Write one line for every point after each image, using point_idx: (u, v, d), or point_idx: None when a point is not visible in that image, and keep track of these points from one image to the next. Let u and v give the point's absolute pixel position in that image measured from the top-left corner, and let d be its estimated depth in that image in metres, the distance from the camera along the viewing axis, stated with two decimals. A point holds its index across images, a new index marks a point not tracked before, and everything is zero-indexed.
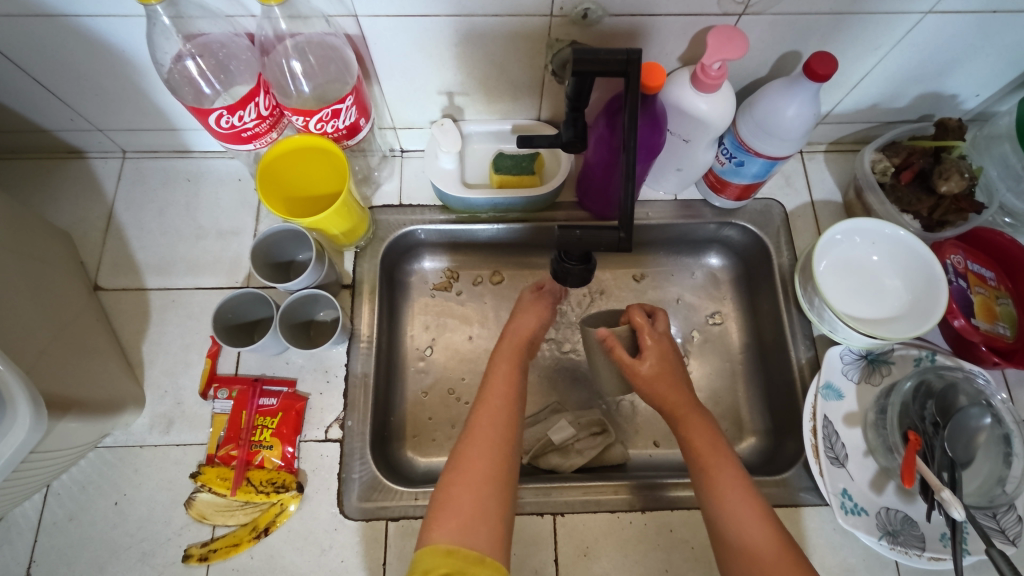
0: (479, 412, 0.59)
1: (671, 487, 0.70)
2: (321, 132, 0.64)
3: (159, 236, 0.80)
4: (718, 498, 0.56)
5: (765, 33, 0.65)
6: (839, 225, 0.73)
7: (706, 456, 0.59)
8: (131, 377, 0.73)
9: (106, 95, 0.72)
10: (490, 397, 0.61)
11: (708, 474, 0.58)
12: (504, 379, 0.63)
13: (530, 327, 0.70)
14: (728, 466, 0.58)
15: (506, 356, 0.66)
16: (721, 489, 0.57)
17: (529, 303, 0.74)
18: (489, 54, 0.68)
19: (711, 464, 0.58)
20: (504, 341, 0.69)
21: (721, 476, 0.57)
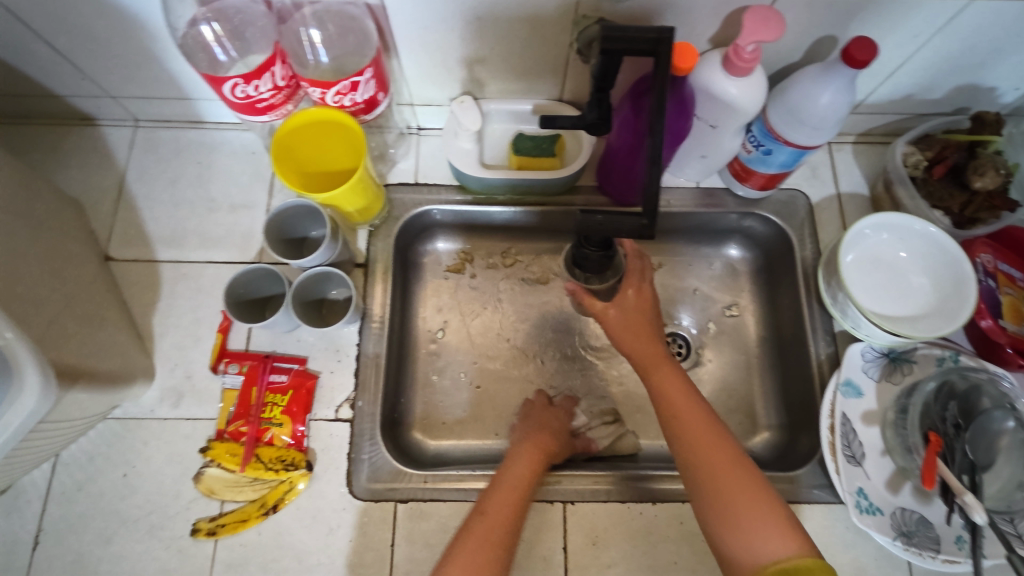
0: (490, 501, 0.59)
1: (655, 479, 0.70)
2: (338, 105, 0.62)
3: (171, 208, 0.79)
4: (697, 457, 0.57)
5: (802, 15, 0.62)
6: (868, 219, 0.71)
7: (682, 410, 0.59)
8: (141, 350, 0.72)
9: (118, 61, 0.70)
10: (504, 489, 0.60)
11: (686, 435, 0.58)
12: (520, 477, 0.62)
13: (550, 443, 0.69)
14: (707, 430, 0.58)
15: (524, 455, 0.65)
16: (701, 450, 0.57)
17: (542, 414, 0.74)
18: (514, 29, 0.65)
19: (687, 423, 0.58)
20: (524, 445, 0.67)
21: (701, 438, 0.57)
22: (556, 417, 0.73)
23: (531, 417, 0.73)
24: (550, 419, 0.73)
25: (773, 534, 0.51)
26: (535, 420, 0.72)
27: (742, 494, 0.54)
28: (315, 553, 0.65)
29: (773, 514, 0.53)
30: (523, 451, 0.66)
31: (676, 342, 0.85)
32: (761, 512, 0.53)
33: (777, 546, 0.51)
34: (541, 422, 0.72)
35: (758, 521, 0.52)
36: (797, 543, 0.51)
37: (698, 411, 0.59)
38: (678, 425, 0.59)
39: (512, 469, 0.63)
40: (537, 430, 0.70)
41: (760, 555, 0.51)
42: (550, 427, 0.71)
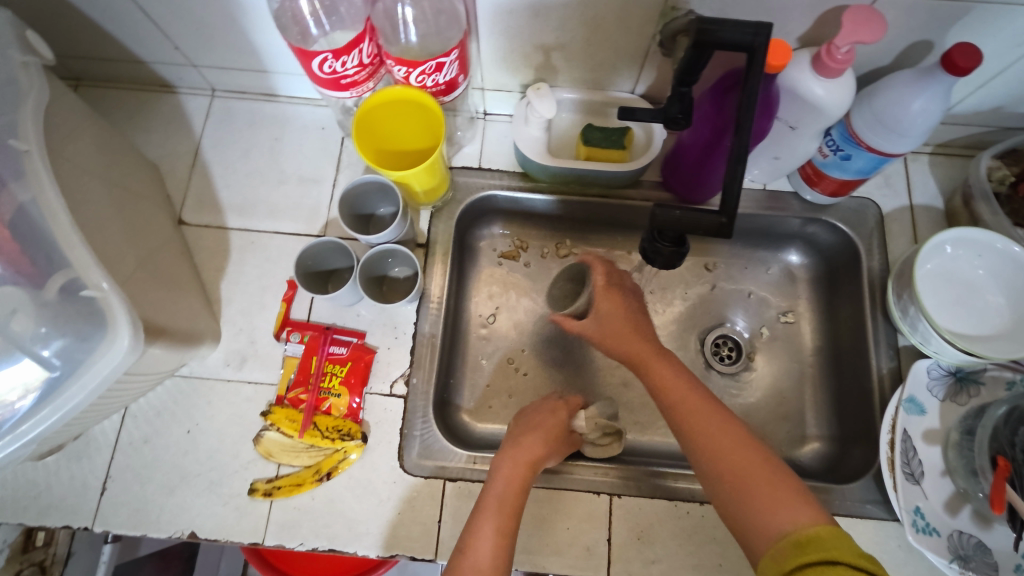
0: (479, 520, 0.55)
1: (671, 477, 0.70)
2: (421, 86, 0.64)
3: (242, 177, 0.81)
4: (699, 440, 0.56)
5: (901, 17, 0.60)
6: (948, 233, 0.69)
7: (679, 399, 0.59)
8: (209, 312, 0.74)
9: (206, 31, 0.72)
10: (493, 509, 0.56)
11: (687, 418, 0.57)
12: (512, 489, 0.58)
13: (537, 449, 0.62)
14: (705, 411, 0.57)
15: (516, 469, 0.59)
16: (704, 431, 0.56)
17: (536, 413, 0.67)
18: (598, 18, 0.65)
19: (687, 409, 0.58)
20: (506, 455, 0.61)
21: (701, 420, 0.57)
22: (551, 416, 0.66)
23: (529, 413, 0.67)
24: (544, 418, 0.66)
25: (783, 504, 0.49)
26: (530, 421, 0.65)
27: (748, 467, 0.53)
28: (364, 522, 0.67)
29: (782, 485, 0.51)
30: (506, 462, 0.60)
31: (727, 344, 0.85)
32: (770, 484, 0.51)
33: (789, 512, 0.49)
34: (534, 422, 0.65)
35: (767, 489, 0.51)
36: (811, 510, 0.49)
37: (697, 395, 0.59)
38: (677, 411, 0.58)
39: (501, 480, 0.59)
40: (529, 431, 0.64)
41: (774, 524, 0.49)
42: (544, 428, 0.64)
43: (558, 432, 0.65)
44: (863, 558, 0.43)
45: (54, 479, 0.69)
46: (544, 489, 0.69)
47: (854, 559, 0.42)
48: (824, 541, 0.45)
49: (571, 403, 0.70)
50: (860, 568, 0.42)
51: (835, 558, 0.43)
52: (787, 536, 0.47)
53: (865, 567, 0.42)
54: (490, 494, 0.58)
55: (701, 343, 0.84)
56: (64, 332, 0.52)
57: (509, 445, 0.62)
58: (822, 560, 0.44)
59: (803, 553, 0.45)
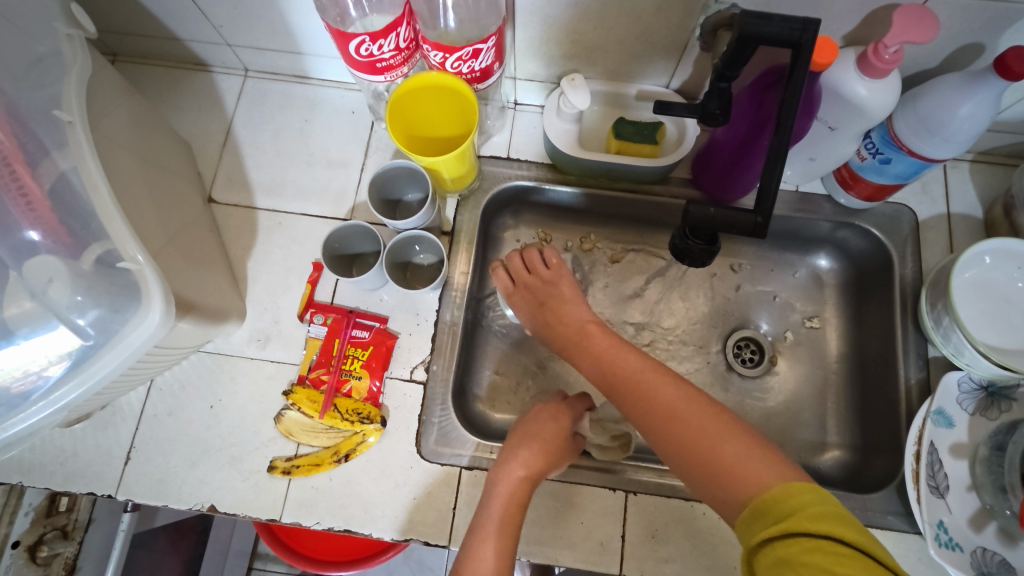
0: (477, 544, 0.54)
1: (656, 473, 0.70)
2: (455, 71, 0.63)
3: (272, 158, 0.82)
4: (647, 412, 0.54)
5: (954, 18, 0.58)
6: (988, 243, 0.67)
7: (620, 376, 0.58)
8: (235, 291, 0.75)
9: (243, 11, 0.72)
10: (489, 533, 0.55)
11: (630, 393, 0.57)
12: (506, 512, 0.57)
13: (535, 463, 0.61)
14: (647, 382, 0.56)
15: (511, 489, 0.59)
16: (647, 402, 0.55)
17: (535, 419, 0.66)
18: (638, 9, 0.64)
19: (628, 383, 0.57)
20: (500, 470, 0.61)
21: (644, 392, 0.55)
22: (552, 426, 0.64)
23: (530, 420, 0.66)
24: (545, 429, 0.64)
25: (739, 465, 0.47)
26: (529, 431, 0.64)
27: (698, 431, 0.50)
28: (380, 505, 0.68)
29: (738, 444, 0.48)
30: (500, 476, 0.60)
31: (750, 347, 0.84)
32: (724, 444, 0.49)
33: (747, 471, 0.46)
34: (532, 432, 0.64)
35: (722, 448, 0.49)
36: (767, 467, 0.46)
37: (633, 366, 0.58)
38: (622, 387, 0.58)
39: (495, 501, 0.58)
40: (526, 443, 0.62)
41: (732, 486, 0.46)
42: (543, 439, 0.63)
43: (558, 443, 0.63)
44: (820, 520, 0.40)
45: (80, 447, 0.70)
46: (558, 482, 0.69)
47: (809, 526, 0.39)
48: (784, 503, 0.42)
49: (576, 406, 0.69)
50: (821, 535, 0.39)
51: (792, 525, 0.40)
52: (749, 498, 0.45)
53: (825, 532, 0.39)
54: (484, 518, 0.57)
55: (723, 344, 0.83)
56: (98, 302, 0.53)
57: (504, 460, 0.61)
58: (783, 532, 0.41)
59: (765, 517, 0.43)
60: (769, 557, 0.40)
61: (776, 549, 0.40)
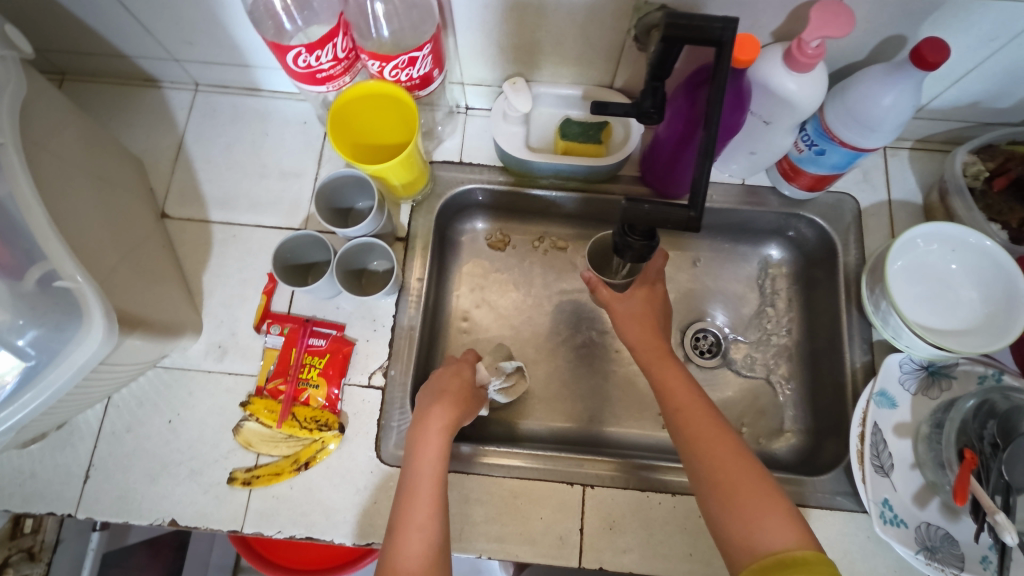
0: (410, 504, 0.57)
1: (659, 469, 0.71)
2: (394, 80, 0.64)
3: (224, 171, 0.82)
4: (698, 445, 0.58)
5: (871, 13, 0.61)
6: (921, 228, 0.69)
7: (683, 404, 0.61)
8: (191, 305, 0.75)
9: (185, 25, 0.72)
10: (420, 491, 0.58)
11: (685, 423, 0.59)
12: (431, 464, 0.60)
13: (450, 415, 0.64)
14: (708, 420, 0.59)
15: (432, 440, 0.61)
16: (702, 438, 0.58)
17: (445, 374, 0.69)
18: (572, 12, 0.65)
19: (687, 412, 0.60)
20: (420, 421, 0.63)
21: (702, 427, 0.58)
22: (459, 380, 0.68)
23: (436, 382, 0.68)
24: (452, 386, 0.68)
25: (772, 524, 0.52)
26: (436, 389, 0.67)
27: (746, 485, 0.54)
28: (341, 510, 0.68)
29: (772, 503, 0.53)
30: (421, 435, 0.62)
31: (706, 338, 0.85)
32: (761, 501, 0.53)
33: (777, 534, 0.51)
34: (440, 390, 0.67)
35: (759, 508, 0.53)
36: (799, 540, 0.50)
37: (697, 399, 0.61)
38: (681, 413, 0.60)
39: (421, 458, 0.60)
40: (436, 400, 0.65)
41: (756, 540, 0.51)
42: (450, 395, 0.66)
43: (464, 395, 0.67)
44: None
45: (38, 467, 0.70)
46: (517, 480, 0.70)
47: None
48: (809, 565, 0.48)
49: (470, 359, 0.73)
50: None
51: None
52: (771, 555, 0.50)
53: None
54: (414, 477, 0.59)
55: (680, 336, 0.85)
56: (40, 323, 0.54)
57: (420, 419, 0.64)
58: None
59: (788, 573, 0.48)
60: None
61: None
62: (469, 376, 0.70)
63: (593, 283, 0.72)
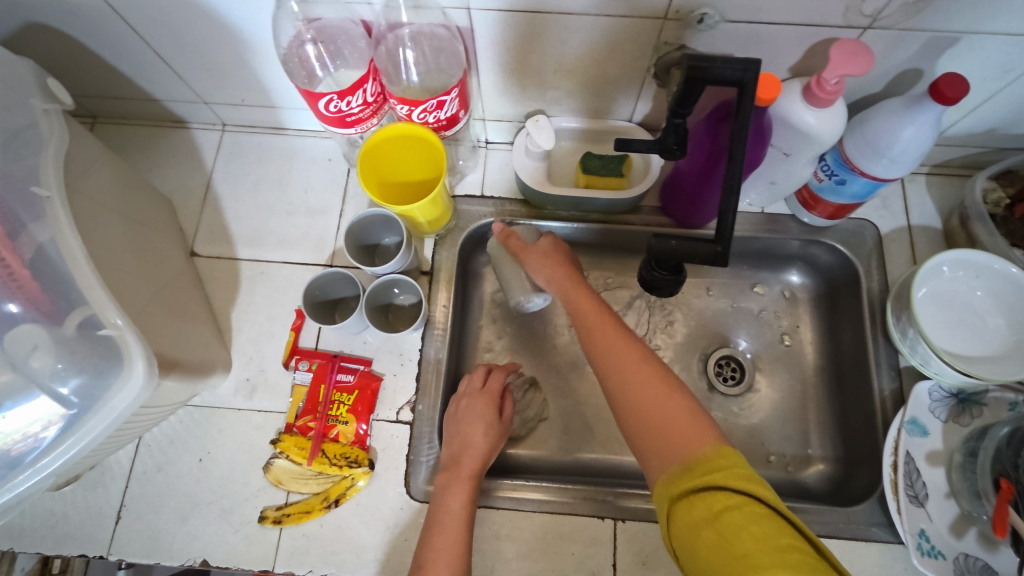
0: (431, 549, 0.59)
1: (621, 495, 0.70)
2: (422, 122, 0.65)
3: (251, 209, 0.84)
4: (610, 363, 0.57)
5: (889, 48, 0.62)
6: (944, 255, 0.70)
7: (597, 327, 0.61)
8: (220, 342, 0.76)
9: (217, 70, 0.75)
10: (442, 535, 0.60)
11: (598, 346, 0.59)
12: (456, 517, 0.61)
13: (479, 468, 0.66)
14: (619, 337, 0.59)
15: (457, 492, 0.63)
16: (613, 355, 0.58)
17: (470, 413, 0.69)
18: (593, 53, 0.67)
19: (599, 334, 0.60)
20: (448, 476, 0.65)
21: (613, 347, 0.58)
22: (481, 424, 0.68)
23: (457, 444, 0.67)
24: (475, 434, 0.68)
25: (681, 428, 0.50)
26: (461, 437, 0.68)
27: (654, 391, 0.54)
28: (371, 548, 0.68)
29: (680, 407, 0.52)
30: (449, 491, 0.63)
31: (731, 365, 0.85)
32: (669, 407, 0.52)
33: (685, 434, 0.49)
34: (467, 440, 0.67)
35: (666, 409, 0.52)
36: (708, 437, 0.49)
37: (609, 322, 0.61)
38: (594, 334, 0.61)
39: (451, 506, 0.62)
40: (463, 453, 0.66)
41: (664, 442, 0.50)
42: (475, 445, 0.67)
43: (487, 444, 0.67)
44: (746, 481, 0.44)
45: (70, 509, 0.70)
46: (547, 514, 0.70)
47: (736, 485, 0.44)
48: (713, 463, 0.46)
49: (494, 388, 0.71)
50: (743, 494, 0.43)
51: (721, 483, 0.44)
52: (677, 455, 0.48)
53: (747, 492, 0.43)
54: (438, 520, 0.61)
55: (704, 364, 0.84)
56: (80, 369, 0.55)
57: (449, 472, 0.65)
58: (714, 485, 0.45)
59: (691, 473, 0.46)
60: (694, 505, 0.45)
61: (705, 501, 0.44)
62: (493, 418, 0.69)
63: (504, 235, 0.72)
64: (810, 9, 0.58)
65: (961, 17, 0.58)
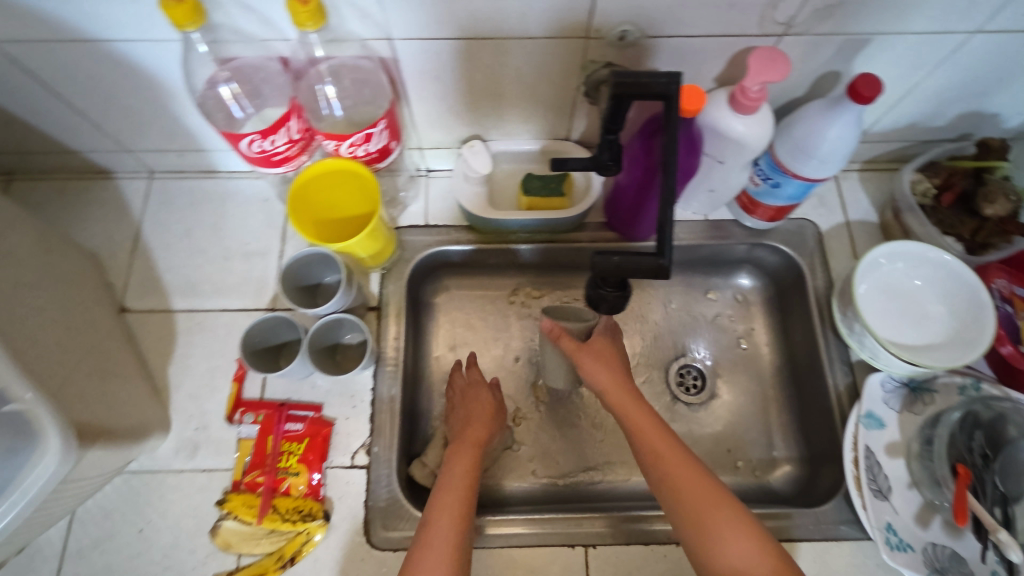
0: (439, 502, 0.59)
1: (651, 519, 0.68)
2: (352, 156, 0.64)
3: (185, 257, 0.80)
4: (674, 489, 0.56)
5: (805, 55, 0.64)
6: (881, 248, 0.72)
7: (658, 447, 0.59)
8: (157, 401, 0.72)
9: (137, 117, 0.72)
10: (449, 490, 0.60)
11: (663, 471, 0.57)
12: (462, 477, 0.62)
13: (482, 432, 0.68)
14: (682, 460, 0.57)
15: (463, 453, 0.65)
16: (678, 481, 0.56)
17: (469, 393, 0.72)
18: (522, 75, 0.67)
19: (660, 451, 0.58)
20: (456, 444, 0.67)
21: (689, 485, 0.56)
22: (479, 402, 0.71)
23: (463, 423, 0.69)
24: (476, 410, 0.71)
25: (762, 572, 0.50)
26: (461, 416, 0.70)
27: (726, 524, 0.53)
28: None
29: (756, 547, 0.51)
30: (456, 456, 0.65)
31: (691, 374, 0.84)
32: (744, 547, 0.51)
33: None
34: (467, 414, 0.70)
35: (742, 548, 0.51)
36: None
37: (671, 442, 0.59)
38: (656, 454, 0.58)
39: (456, 467, 0.63)
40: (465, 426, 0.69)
41: None
42: (476, 417, 0.69)
43: (487, 415, 0.70)
44: None
45: None
46: (517, 548, 0.67)
47: None
48: None
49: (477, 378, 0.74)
50: None
51: None
52: None
53: None
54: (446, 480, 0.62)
55: (665, 375, 0.83)
56: None
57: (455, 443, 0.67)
58: None
59: None
60: None
61: None
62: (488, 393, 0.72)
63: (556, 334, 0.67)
64: (726, 20, 0.59)
65: (868, 20, 0.60)
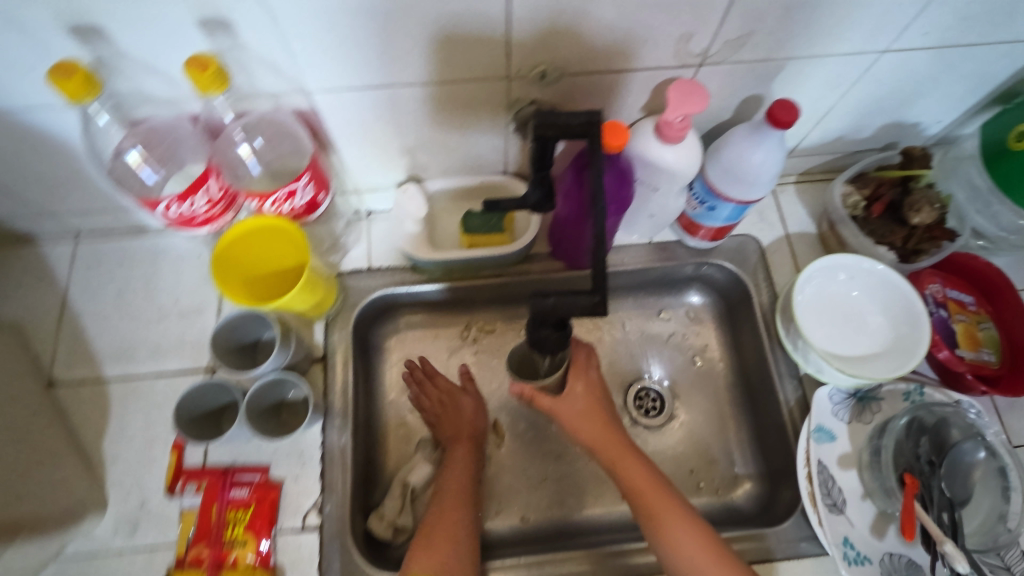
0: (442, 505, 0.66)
1: (634, 552, 0.69)
2: (279, 212, 0.63)
3: (116, 321, 0.77)
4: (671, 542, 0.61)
5: (725, 82, 0.65)
6: (817, 263, 0.73)
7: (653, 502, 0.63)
8: (91, 478, 0.68)
9: (52, 182, 0.69)
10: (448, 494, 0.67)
11: (660, 525, 0.61)
12: (459, 478, 0.68)
13: (472, 424, 0.74)
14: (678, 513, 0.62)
15: (459, 453, 0.71)
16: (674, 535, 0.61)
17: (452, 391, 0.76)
18: (449, 117, 0.67)
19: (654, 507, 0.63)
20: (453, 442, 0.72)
21: (684, 540, 0.60)
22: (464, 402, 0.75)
23: (451, 425, 0.74)
24: (463, 406, 0.75)
25: None
26: (446, 415, 0.75)
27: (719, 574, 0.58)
28: None
29: None
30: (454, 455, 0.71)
31: (650, 396, 0.84)
32: None
33: None
34: (453, 410, 0.75)
35: None
36: None
37: (665, 496, 0.63)
38: (652, 511, 0.63)
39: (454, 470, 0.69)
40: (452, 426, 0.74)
41: None
42: (462, 415, 0.74)
43: (474, 412, 0.75)
44: None
45: None
46: None
47: None
48: None
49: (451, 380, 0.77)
50: None
51: None
52: None
53: None
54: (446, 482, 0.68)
55: (623, 400, 0.83)
56: None
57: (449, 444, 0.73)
58: None
59: None
60: None
61: None
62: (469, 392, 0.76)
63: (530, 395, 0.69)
64: (642, 54, 0.59)
65: (780, 48, 0.61)
